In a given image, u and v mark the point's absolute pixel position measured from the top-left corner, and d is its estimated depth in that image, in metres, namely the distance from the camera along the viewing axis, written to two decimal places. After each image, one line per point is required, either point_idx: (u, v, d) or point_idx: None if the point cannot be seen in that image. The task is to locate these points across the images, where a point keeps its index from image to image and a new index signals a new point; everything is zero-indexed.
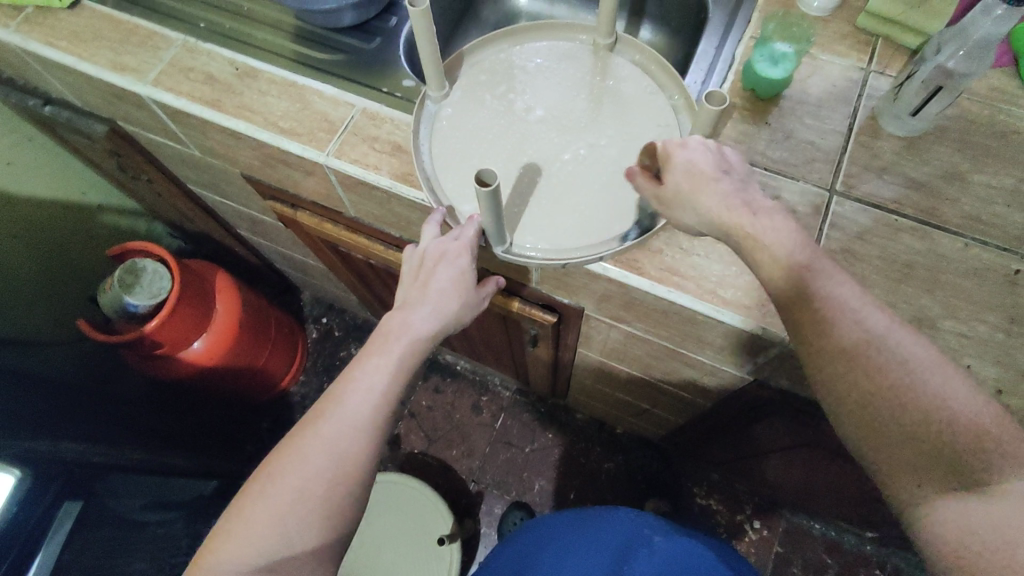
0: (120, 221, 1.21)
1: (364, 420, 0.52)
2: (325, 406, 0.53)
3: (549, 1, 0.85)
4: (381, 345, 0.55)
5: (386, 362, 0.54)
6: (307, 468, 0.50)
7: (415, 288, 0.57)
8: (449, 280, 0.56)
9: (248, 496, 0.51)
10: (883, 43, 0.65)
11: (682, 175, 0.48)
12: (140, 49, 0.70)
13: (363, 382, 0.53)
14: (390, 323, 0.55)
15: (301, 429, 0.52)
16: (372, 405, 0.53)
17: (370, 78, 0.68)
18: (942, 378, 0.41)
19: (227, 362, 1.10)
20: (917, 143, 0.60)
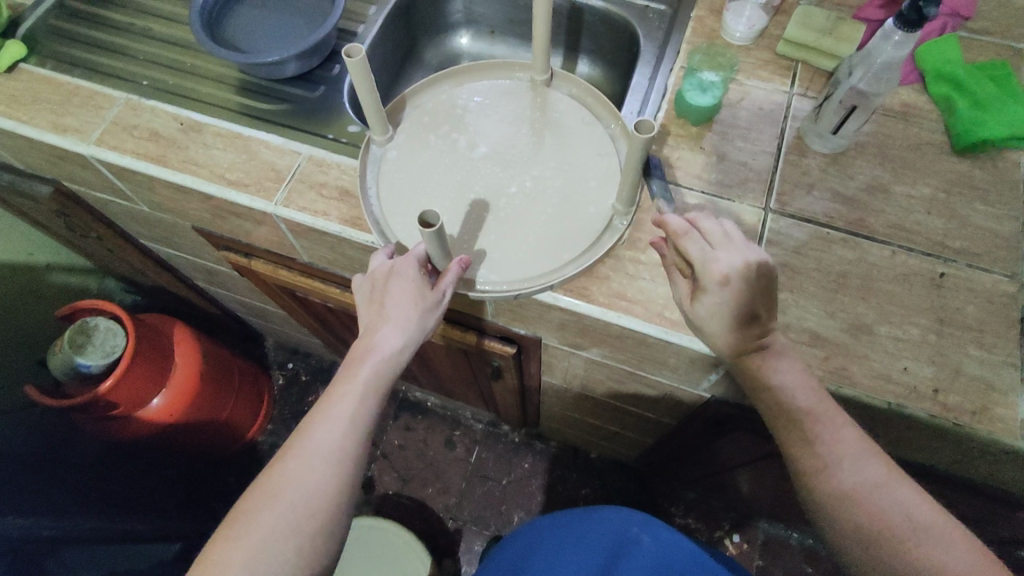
0: (68, 279, 1.18)
1: (335, 450, 0.51)
2: (295, 441, 0.52)
3: (490, 41, 0.88)
4: (346, 372, 0.53)
5: (351, 389, 0.52)
6: (280, 504, 0.49)
7: (371, 309, 0.55)
8: (406, 293, 0.54)
9: (217, 541, 0.49)
10: (802, 68, 0.68)
11: (713, 292, 0.50)
12: (81, 109, 0.69)
13: (331, 412, 0.52)
14: (355, 349, 0.54)
15: (272, 467, 0.51)
16: (342, 433, 0.51)
17: (316, 126, 0.69)
18: (910, 508, 0.47)
19: (188, 417, 1.07)
20: (841, 158, 0.63)
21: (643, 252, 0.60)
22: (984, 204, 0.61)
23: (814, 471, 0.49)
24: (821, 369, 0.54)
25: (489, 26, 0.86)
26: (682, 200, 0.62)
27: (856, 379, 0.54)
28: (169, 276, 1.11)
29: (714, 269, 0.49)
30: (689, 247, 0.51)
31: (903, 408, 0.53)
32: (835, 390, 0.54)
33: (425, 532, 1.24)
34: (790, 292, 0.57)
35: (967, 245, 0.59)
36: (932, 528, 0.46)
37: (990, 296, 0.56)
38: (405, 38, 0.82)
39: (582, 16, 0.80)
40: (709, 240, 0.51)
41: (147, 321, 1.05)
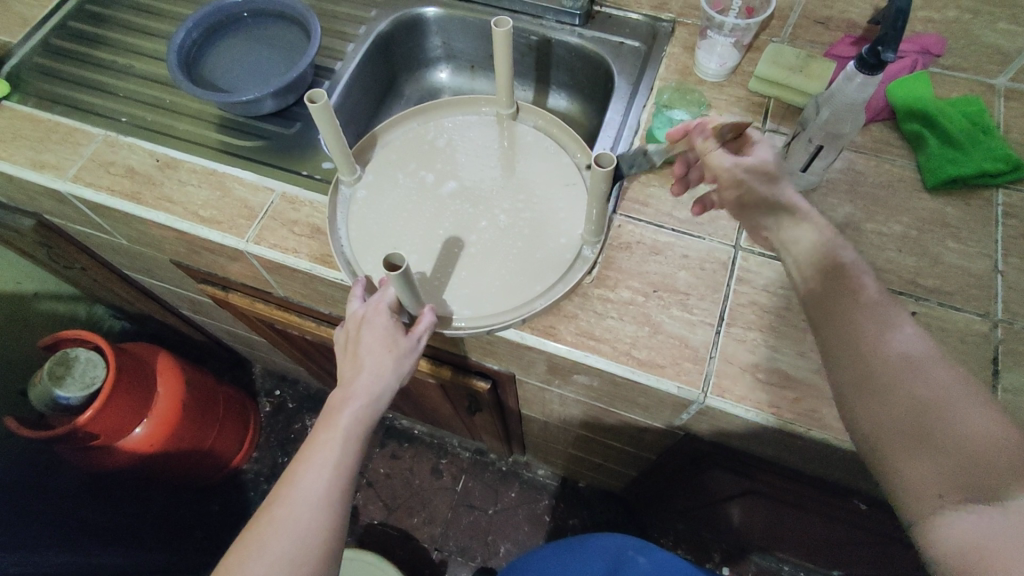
0: (57, 307, 1.20)
1: (320, 495, 0.50)
2: (280, 490, 0.51)
3: (470, 76, 0.89)
4: (325, 420, 0.52)
5: (330, 438, 0.51)
6: (269, 554, 0.49)
7: (346, 357, 0.55)
8: (375, 340, 0.53)
9: None
10: (775, 104, 0.69)
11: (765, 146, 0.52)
12: (60, 146, 0.70)
13: (313, 461, 0.51)
14: (331, 400, 0.53)
15: (259, 516, 0.51)
16: (326, 481, 0.51)
17: (291, 162, 0.70)
18: (956, 377, 0.38)
19: (170, 446, 1.06)
20: (812, 196, 0.63)
21: (612, 290, 0.60)
22: (956, 241, 0.60)
23: (863, 329, 0.41)
24: (791, 412, 0.54)
25: (469, 61, 0.87)
26: (652, 238, 0.62)
27: (827, 422, 0.53)
28: (154, 304, 1.11)
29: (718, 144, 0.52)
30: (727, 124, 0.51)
31: None
32: (805, 432, 0.53)
33: (412, 564, 1.22)
34: (760, 331, 0.57)
35: (939, 283, 0.58)
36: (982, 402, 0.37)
37: (961, 335, 0.56)
38: (384, 74, 0.83)
39: (557, 51, 0.81)
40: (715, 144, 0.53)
41: (129, 350, 1.05)
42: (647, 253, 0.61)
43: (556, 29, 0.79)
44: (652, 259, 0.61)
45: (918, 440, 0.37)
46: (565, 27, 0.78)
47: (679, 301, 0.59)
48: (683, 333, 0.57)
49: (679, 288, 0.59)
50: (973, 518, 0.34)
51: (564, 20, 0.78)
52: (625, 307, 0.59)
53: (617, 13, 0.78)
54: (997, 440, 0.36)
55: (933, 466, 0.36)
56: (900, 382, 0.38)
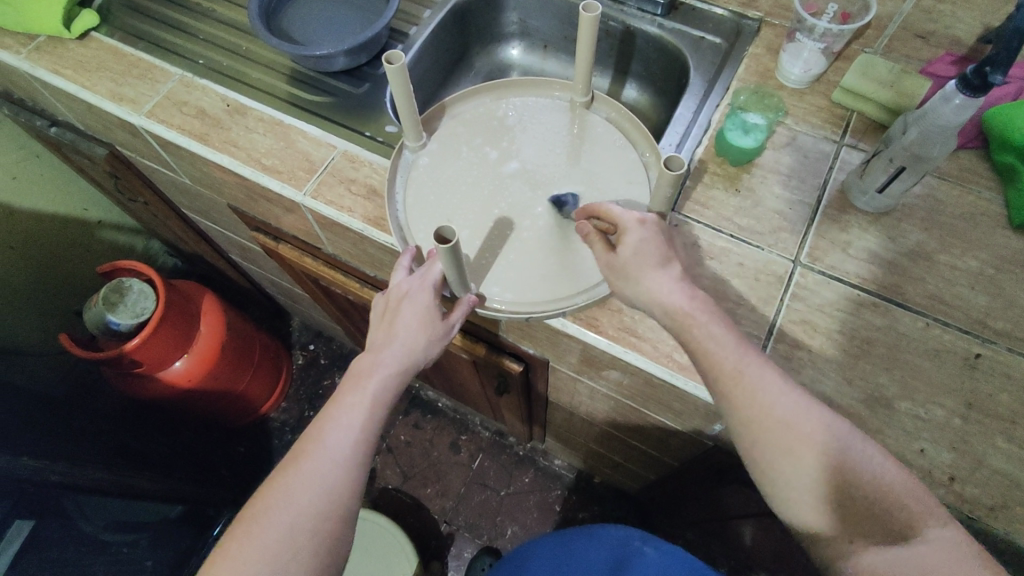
0: (118, 237, 1.28)
1: (347, 453, 0.52)
2: (307, 446, 0.53)
3: (542, 55, 0.87)
4: (353, 384, 0.55)
5: (359, 400, 0.54)
6: (296, 505, 0.50)
7: (381, 329, 0.57)
8: (413, 317, 0.56)
9: (236, 536, 0.50)
10: (858, 119, 0.65)
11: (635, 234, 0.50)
12: (138, 81, 0.72)
13: (341, 421, 0.53)
14: (360, 363, 0.56)
15: (284, 469, 0.52)
16: (352, 441, 0.53)
17: (355, 122, 0.70)
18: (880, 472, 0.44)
19: (206, 385, 1.10)
20: (884, 219, 0.60)
21: None
22: None
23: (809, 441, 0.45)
24: None
25: (543, 40, 0.86)
26: (709, 242, 0.60)
27: None
28: (207, 246, 1.15)
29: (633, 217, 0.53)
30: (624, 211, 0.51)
31: None
32: None
33: (419, 532, 1.24)
34: (809, 351, 0.55)
35: (1009, 327, 0.55)
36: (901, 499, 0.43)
37: None
38: (457, 45, 0.83)
39: (636, 40, 0.79)
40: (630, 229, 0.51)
41: (179, 287, 1.09)
42: (701, 256, 0.60)
43: (637, 17, 0.76)
44: (706, 263, 0.59)
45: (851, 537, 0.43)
46: (646, 15, 0.76)
47: (728, 310, 0.57)
48: None
49: (730, 296, 0.58)
50: None
51: (647, 9, 0.76)
52: None
53: (702, 6, 0.75)
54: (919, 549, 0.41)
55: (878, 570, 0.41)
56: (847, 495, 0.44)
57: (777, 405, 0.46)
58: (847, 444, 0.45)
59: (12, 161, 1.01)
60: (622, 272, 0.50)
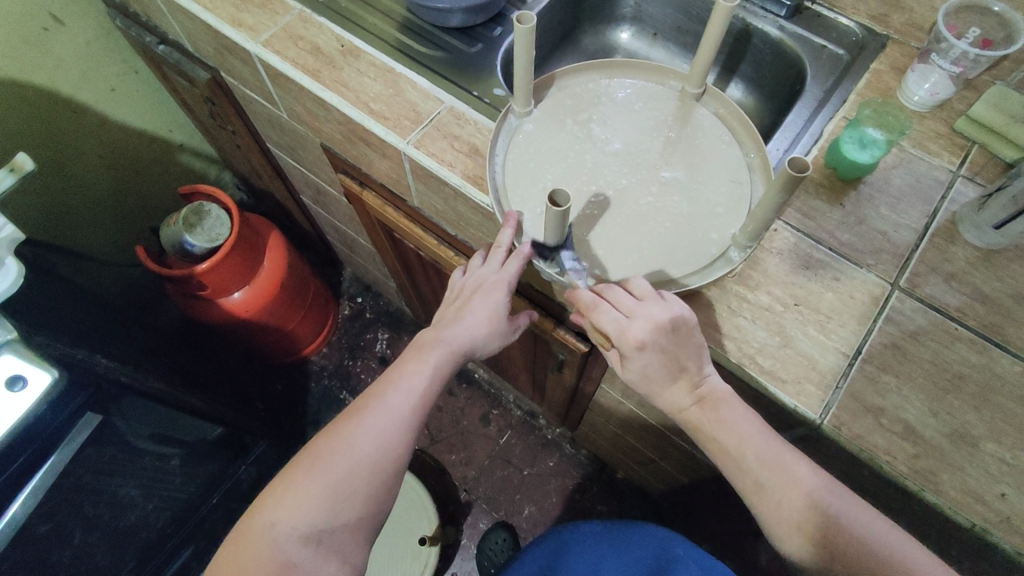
0: (194, 163, 1.31)
1: (406, 414, 0.55)
2: (370, 400, 0.55)
3: (650, 42, 0.86)
4: (415, 354, 0.58)
5: (421, 369, 0.56)
6: (356, 451, 0.52)
7: (450, 311, 0.60)
8: (483, 310, 0.59)
9: (297, 468, 0.52)
10: (978, 151, 0.63)
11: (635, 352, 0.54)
12: (259, 10, 0.74)
13: (402, 383, 0.56)
14: (425, 337, 0.59)
15: (347, 416, 0.55)
16: (411, 404, 0.55)
17: (464, 80, 0.70)
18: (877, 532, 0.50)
19: (260, 319, 1.13)
20: (994, 257, 0.58)
21: (752, 291, 0.58)
22: None
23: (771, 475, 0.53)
24: (907, 466, 0.51)
25: (654, 28, 0.85)
26: (808, 251, 0.59)
27: (945, 489, 0.50)
28: (280, 185, 1.17)
29: (630, 337, 0.52)
30: (600, 315, 0.53)
31: (985, 532, 0.49)
32: (917, 491, 0.51)
33: (438, 496, 1.26)
34: (896, 377, 0.54)
35: None
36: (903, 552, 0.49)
37: None
38: (568, 19, 0.82)
39: (753, 40, 0.77)
40: (620, 309, 0.52)
41: (250, 220, 1.11)
42: (797, 264, 0.59)
43: (758, 15, 0.75)
44: (802, 272, 0.58)
45: None
46: (768, 15, 0.74)
47: (818, 322, 0.56)
48: (815, 355, 0.55)
49: (821, 309, 0.57)
50: None
51: (771, 9, 0.74)
52: (761, 312, 0.57)
53: (828, 14, 0.73)
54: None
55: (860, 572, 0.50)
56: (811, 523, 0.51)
57: (787, 475, 0.53)
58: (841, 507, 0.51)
59: (113, 73, 1.05)
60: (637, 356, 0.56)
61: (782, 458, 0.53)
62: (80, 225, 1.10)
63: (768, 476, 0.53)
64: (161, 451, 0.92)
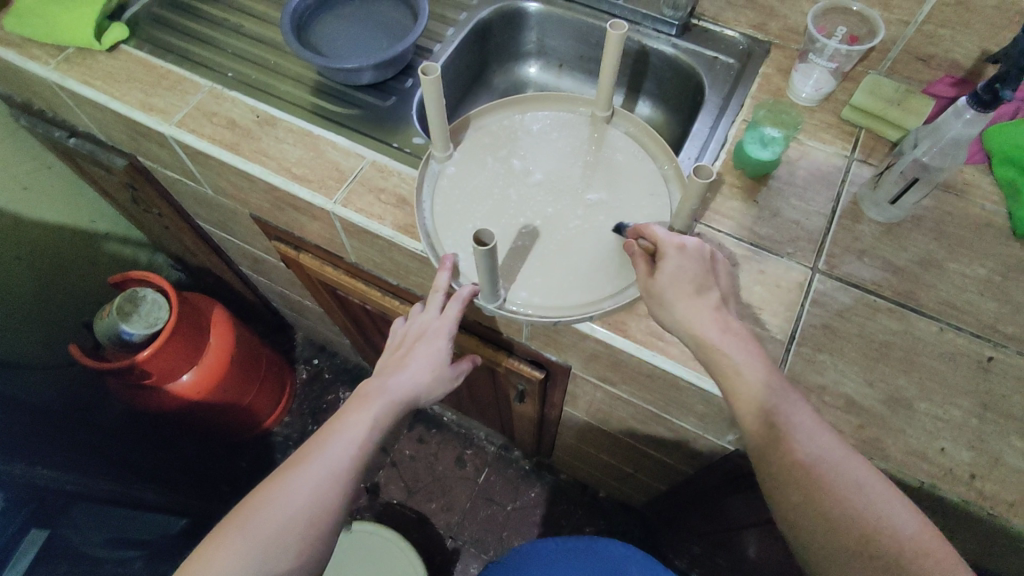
0: (123, 250, 1.27)
1: (345, 466, 0.54)
2: (310, 451, 0.54)
3: (557, 73, 0.90)
4: (358, 403, 0.57)
5: (362, 419, 0.55)
6: (290, 504, 0.51)
7: (393, 359, 0.60)
8: (425, 356, 0.59)
9: (230, 522, 0.51)
10: (866, 135, 0.69)
11: (672, 258, 0.51)
12: (168, 92, 0.74)
13: (343, 433, 0.55)
14: (369, 385, 0.58)
15: (285, 468, 0.53)
16: (350, 455, 0.54)
17: (383, 133, 0.72)
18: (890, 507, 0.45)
19: (212, 398, 1.09)
20: (896, 229, 0.63)
21: None
22: None
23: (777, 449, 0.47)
24: (854, 438, 0.53)
25: (558, 59, 0.88)
26: (731, 250, 0.62)
27: (892, 453, 0.53)
28: (217, 259, 1.15)
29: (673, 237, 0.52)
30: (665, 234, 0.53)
31: (936, 488, 0.51)
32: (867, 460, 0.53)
33: (425, 548, 1.23)
34: (830, 355, 0.57)
35: (1017, 331, 0.58)
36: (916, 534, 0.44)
37: None
38: (476, 63, 0.85)
39: (651, 60, 0.81)
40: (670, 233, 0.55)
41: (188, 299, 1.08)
42: (724, 263, 0.61)
43: (652, 37, 0.79)
44: (729, 270, 0.61)
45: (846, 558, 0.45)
46: (661, 36, 0.79)
47: (752, 316, 0.59)
48: (753, 347, 0.57)
49: (752, 302, 0.59)
50: None
51: (662, 29, 0.79)
52: None
53: (713, 28, 0.79)
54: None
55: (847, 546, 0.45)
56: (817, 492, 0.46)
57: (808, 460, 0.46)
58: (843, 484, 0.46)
59: (25, 171, 1.02)
60: (657, 297, 0.51)
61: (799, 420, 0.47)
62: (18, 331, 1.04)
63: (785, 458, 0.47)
64: (139, 555, 0.87)
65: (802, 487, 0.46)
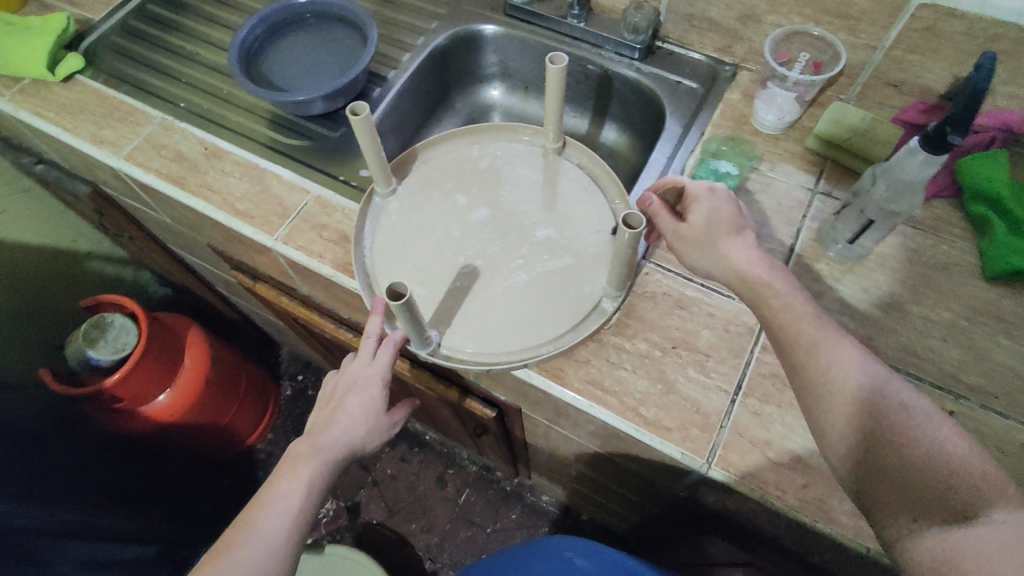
0: (107, 268, 1.29)
1: (279, 542, 0.53)
2: (243, 530, 0.53)
3: (523, 96, 0.87)
4: (288, 469, 0.54)
5: (294, 487, 0.54)
6: None
7: (325, 412, 0.58)
8: (360, 407, 0.57)
9: None
10: (831, 166, 0.66)
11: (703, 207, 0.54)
12: (120, 124, 0.73)
13: (274, 507, 0.53)
14: (299, 447, 0.56)
15: (219, 551, 0.52)
16: (286, 529, 0.53)
17: (331, 166, 0.70)
18: (933, 418, 0.41)
19: (189, 419, 1.09)
20: (857, 269, 0.59)
21: (629, 339, 0.57)
22: (1009, 337, 0.56)
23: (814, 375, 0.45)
24: (798, 498, 0.50)
25: (523, 82, 0.86)
26: (679, 291, 0.60)
27: (836, 515, 0.50)
28: (193, 279, 1.14)
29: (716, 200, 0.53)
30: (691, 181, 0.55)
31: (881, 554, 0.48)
32: (810, 522, 0.50)
33: (403, 570, 1.22)
34: (778, 406, 0.54)
35: (983, 382, 0.54)
36: (969, 456, 0.39)
37: (1001, 444, 0.51)
38: (437, 87, 0.83)
39: (614, 84, 0.78)
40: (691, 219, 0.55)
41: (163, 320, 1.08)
42: (670, 306, 0.59)
43: (614, 61, 0.76)
44: (677, 313, 0.59)
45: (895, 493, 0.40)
46: (623, 59, 0.76)
47: (697, 363, 0.56)
48: (696, 397, 0.55)
49: (699, 348, 0.57)
50: (938, 532, 0.37)
51: (624, 53, 0.75)
52: (640, 361, 0.56)
53: (679, 51, 0.76)
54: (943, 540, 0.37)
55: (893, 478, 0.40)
56: (857, 421, 0.42)
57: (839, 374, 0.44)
58: (873, 399, 0.43)
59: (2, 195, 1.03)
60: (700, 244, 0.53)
61: (839, 342, 0.45)
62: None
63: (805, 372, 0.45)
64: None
65: (829, 399, 0.44)
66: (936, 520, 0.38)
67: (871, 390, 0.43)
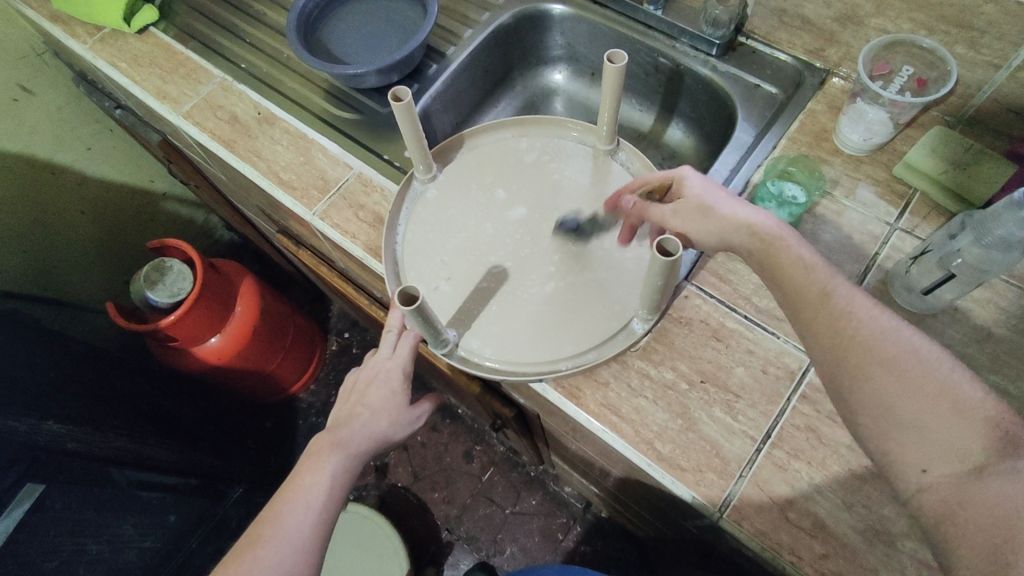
0: (179, 209, 1.35)
1: (305, 538, 0.49)
2: (265, 528, 0.50)
3: (588, 83, 0.82)
4: (310, 463, 0.52)
5: (317, 481, 0.51)
6: None
7: (346, 407, 0.56)
8: (380, 400, 0.56)
9: None
10: (920, 199, 0.58)
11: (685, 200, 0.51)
12: (183, 80, 0.74)
13: (298, 501, 0.50)
14: (321, 441, 0.54)
15: (242, 549, 0.48)
16: (313, 524, 0.50)
17: (378, 143, 0.69)
18: (959, 373, 0.37)
19: (235, 364, 1.14)
20: (928, 321, 0.53)
21: (655, 366, 0.54)
22: None
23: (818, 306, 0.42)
24: (813, 568, 0.46)
25: (590, 67, 0.81)
26: (719, 321, 0.55)
27: None
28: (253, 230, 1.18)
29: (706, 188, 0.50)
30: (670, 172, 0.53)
31: None
32: None
33: (420, 535, 1.26)
34: (808, 464, 0.49)
35: None
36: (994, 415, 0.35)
37: None
38: (498, 66, 0.79)
39: (686, 80, 0.72)
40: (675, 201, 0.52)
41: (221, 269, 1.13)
42: (706, 336, 0.55)
43: (688, 55, 0.70)
44: (711, 344, 0.54)
45: (904, 441, 0.36)
46: (699, 54, 0.70)
47: (725, 402, 0.52)
48: (718, 440, 0.51)
49: (730, 387, 0.52)
50: (948, 486, 0.35)
51: (700, 47, 0.69)
52: (663, 391, 0.53)
53: (764, 50, 0.68)
54: (974, 490, 0.34)
55: (895, 419, 0.37)
56: (859, 357, 0.39)
57: (853, 316, 0.41)
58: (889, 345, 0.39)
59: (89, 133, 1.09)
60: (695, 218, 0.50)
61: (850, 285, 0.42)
62: (75, 277, 1.11)
63: (810, 307, 0.43)
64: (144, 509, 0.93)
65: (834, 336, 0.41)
66: (946, 469, 0.35)
67: (886, 331, 0.39)
